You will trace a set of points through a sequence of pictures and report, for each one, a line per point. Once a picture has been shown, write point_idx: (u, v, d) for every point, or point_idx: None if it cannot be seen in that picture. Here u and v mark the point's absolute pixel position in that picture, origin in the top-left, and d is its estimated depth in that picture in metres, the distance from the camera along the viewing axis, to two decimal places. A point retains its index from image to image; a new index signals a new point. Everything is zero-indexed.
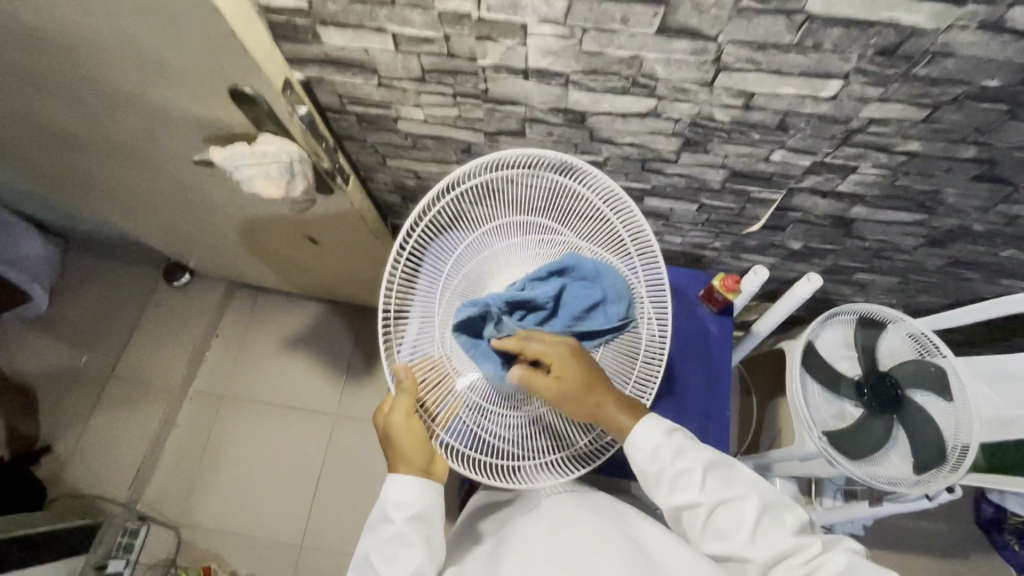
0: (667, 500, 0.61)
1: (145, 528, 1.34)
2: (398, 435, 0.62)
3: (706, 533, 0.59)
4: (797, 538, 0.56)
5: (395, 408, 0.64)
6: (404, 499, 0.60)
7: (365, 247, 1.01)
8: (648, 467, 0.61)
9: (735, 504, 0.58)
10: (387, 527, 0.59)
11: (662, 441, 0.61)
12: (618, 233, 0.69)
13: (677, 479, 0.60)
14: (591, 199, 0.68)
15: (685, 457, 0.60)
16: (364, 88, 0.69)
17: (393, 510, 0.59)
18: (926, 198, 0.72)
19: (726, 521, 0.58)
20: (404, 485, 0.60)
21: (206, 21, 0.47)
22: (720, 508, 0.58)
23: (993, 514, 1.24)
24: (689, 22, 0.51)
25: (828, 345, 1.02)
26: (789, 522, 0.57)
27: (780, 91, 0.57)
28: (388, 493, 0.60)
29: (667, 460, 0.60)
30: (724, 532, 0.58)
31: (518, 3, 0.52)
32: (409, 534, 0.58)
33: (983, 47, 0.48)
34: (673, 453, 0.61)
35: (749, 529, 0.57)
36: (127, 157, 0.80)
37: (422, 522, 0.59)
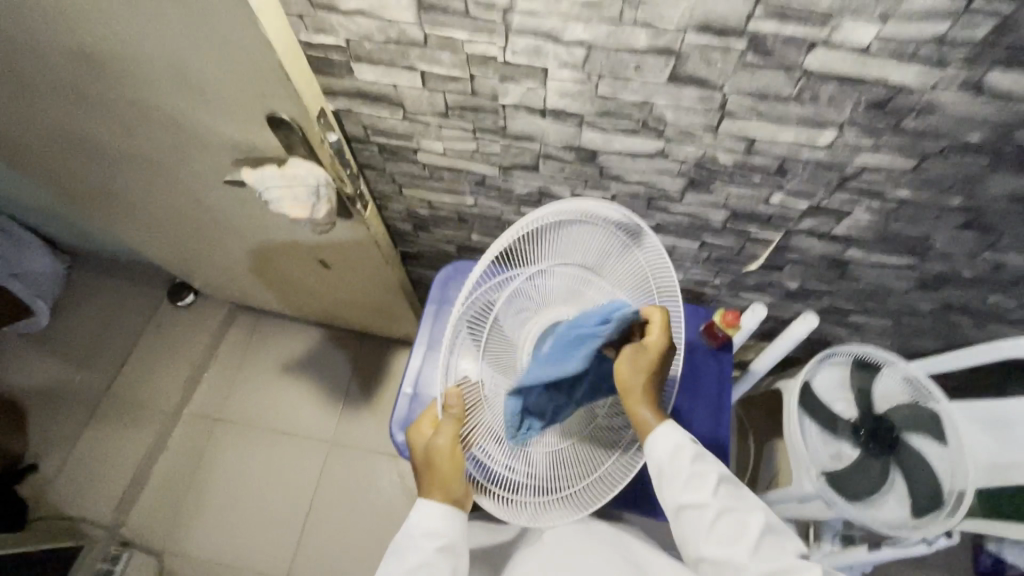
0: (674, 497, 0.61)
1: (126, 555, 1.28)
2: (440, 460, 0.61)
3: (707, 536, 0.59)
4: (798, 560, 0.56)
5: (440, 431, 0.62)
6: (436, 527, 0.62)
7: (375, 273, 1.03)
8: (663, 462, 0.61)
9: (741, 516, 0.58)
10: (416, 555, 0.60)
11: (686, 441, 0.62)
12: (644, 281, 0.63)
13: (692, 478, 0.60)
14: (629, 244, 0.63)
15: (701, 462, 0.61)
16: (389, 120, 0.73)
17: (424, 538, 0.61)
18: (917, 242, 0.75)
19: (728, 528, 0.58)
20: (437, 513, 0.62)
21: (255, 52, 0.51)
22: (725, 515, 0.59)
23: (992, 565, 1.23)
24: (697, 72, 0.55)
25: (825, 387, 1.04)
26: (790, 548, 0.57)
27: (780, 138, 0.61)
28: (421, 520, 0.62)
29: (683, 459, 0.61)
30: (725, 540, 0.58)
31: (541, 50, 0.56)
32: (438, 566, 0.60)
33: (965, 105, 0.53)
34: (694, 454, 0.61)
35: (751, 540, 0.57)
36: (153, 176, 0.83)
37: (451, 554, 0.61)
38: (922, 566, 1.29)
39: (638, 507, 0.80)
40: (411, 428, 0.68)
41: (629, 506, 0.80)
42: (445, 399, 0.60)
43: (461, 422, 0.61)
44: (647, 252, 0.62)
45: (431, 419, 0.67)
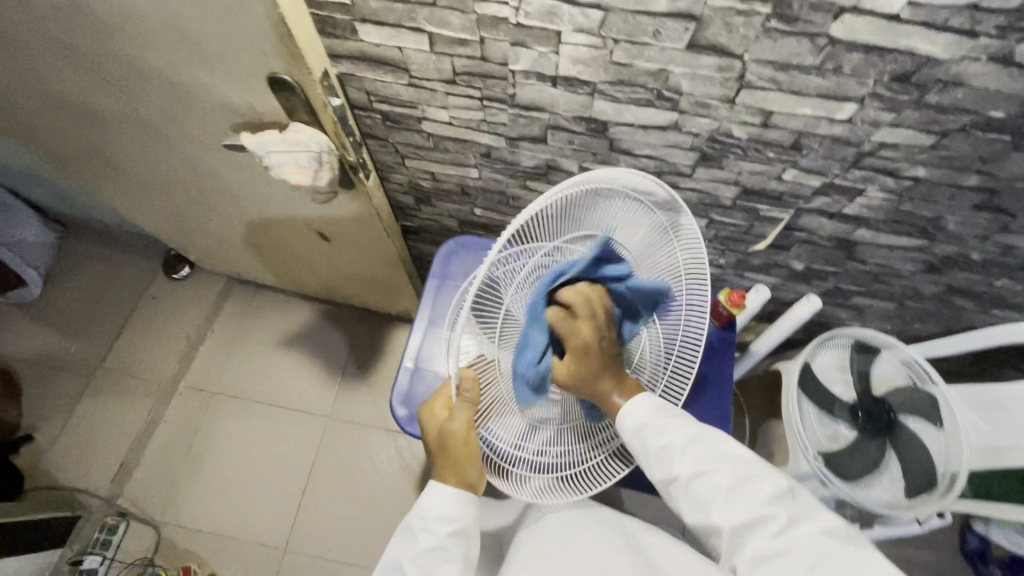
0: (652, 473, 0.61)
1: (124, 525, 1.30)
2: (454, 445, 0.60)
3: (685, 499, 0.59)
4: (769, 507, 0.56)
5: (453, 415, 0.60)
6: (448, 512, 0.60)
7: (375, 247, 1.01)
8: (635, 445, 0.60)
9: (712, 475, 0.58)
10: (428, 539, 0.60)
11: (647, 420, 0.58)
12: (674, 257, 0.62)
13: (662, 455, 0.59)
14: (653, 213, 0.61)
15: (669, 432, 0.59)
16: (393, 86, 0.70)
17: (436, 523, 0.60)
18: (928, 224, 0.75)
19: (701, 489, 0.58)
20: (450, 497, 0.61)
21: (258, 5, 0.49)
22: (698, 477, 0.58)
23: (978, 545, 1.25)
24: (718, 39, 0.53)
25: (824, 368, 1.03)
26: (763, 492, 0.57)
27: (798, 111, 0.60)
28: (433, 505, 0.61)
29: (653, 438, 0.59)
30: (702, 501, 0.58)
31: (556, 12, 0.54)
32: (450, 550, 0.60)
33: (992, 79, 0.51)
34: (657, 432, 0.59)
35: (723, 498, 0.57)
36: (148, 139, 0.80)
37: (463, 538, 0.61)
38: (911, 545, 1.32)
39: (642, 485, 0.80)
40: (423, 408, 0.66)
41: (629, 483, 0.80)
42: (459, 382, 0.58)
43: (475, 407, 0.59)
44: (677, 232, 0.61)
45: (443, 400, 0.65)
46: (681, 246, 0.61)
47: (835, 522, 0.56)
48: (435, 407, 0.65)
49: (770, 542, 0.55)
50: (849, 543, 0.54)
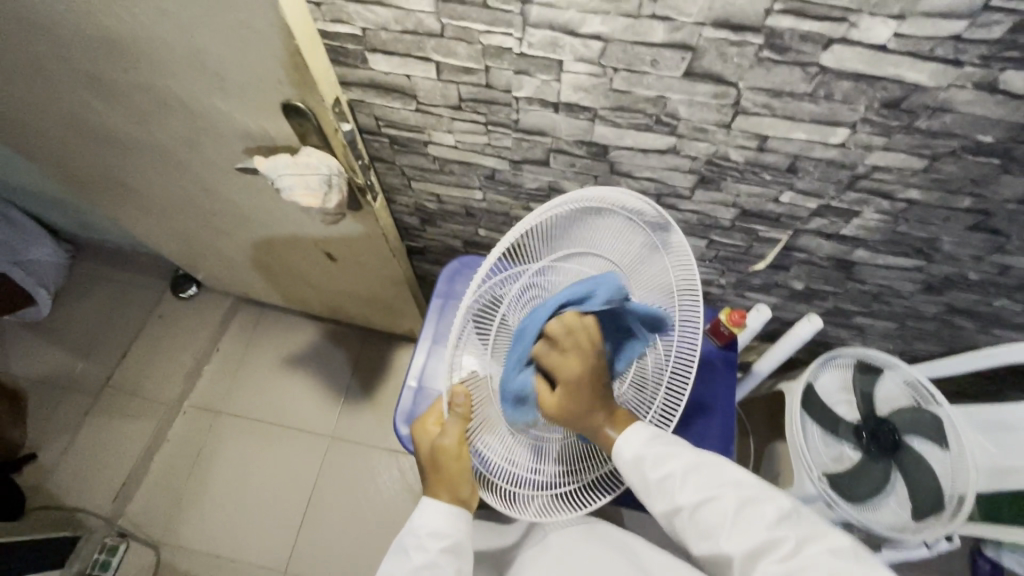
0: (656, 506, 0.60)
1: (125, 545, 1.29)
2: (446, 460, 0.61)
3: (693, 531, 0.58)
4: (776, 530, 0.54)
5: (446, 431, 0.61)
6: (441, 528, 0.61)
7: (380, 267, 1.03)
8: (634, 478, 0.60)
9: (715, 501, 0.57)
10: (420, 555, 0.59)
11: (641, 450, 0.59)
12: (666, 276, 0.64)
13: (663, 484, 0.59)
14: (646, 234, 0.63)
15: (666, 461, 0.59)
16: (400, 112, 0.73)
17: (429, 539, 0.60)
18: (924, 244, 0.76)
19: (707, 517, 0.57)
20: (442, 512, 0.61)
21: (276, 37, 0.52)
22: (702, 505, 0.57)
23: (989, 570, 1.23)
24: (713, 68, 0.55)
25: (828, 388, 1.03)
26: (768, 514, 0.55)
27: (792, 136, 0.62)
28: (426, 520, 0.61)
29: (651, 469, 0.59)
30: (708, 530, 0.57)
31: (558, 42, 0.57)
32: (443, 567, 0.59)
33: (979, 105, 0.53)
34: (654, 461, 0.59)
35: (728, 524, 0.56)
36: (163, 162, 0.83)
37: (456, 555, 0.61)
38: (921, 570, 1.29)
39: (645, 505, 0.80)
40: (416, 427, 0.68)
41: (632, 503, 0.80)
42: (450, 398, 0.59)
43: (467, 423, 0.61)
44: (670, 250, 0.63)
45: (435, 417, 0.67)
46: (673, 264, 0.63)
47: (846, 541, 0.54)
48: (428, 425, 0.66)
49: (778, 567, 0.52)
50: (862, 564, 0.52)
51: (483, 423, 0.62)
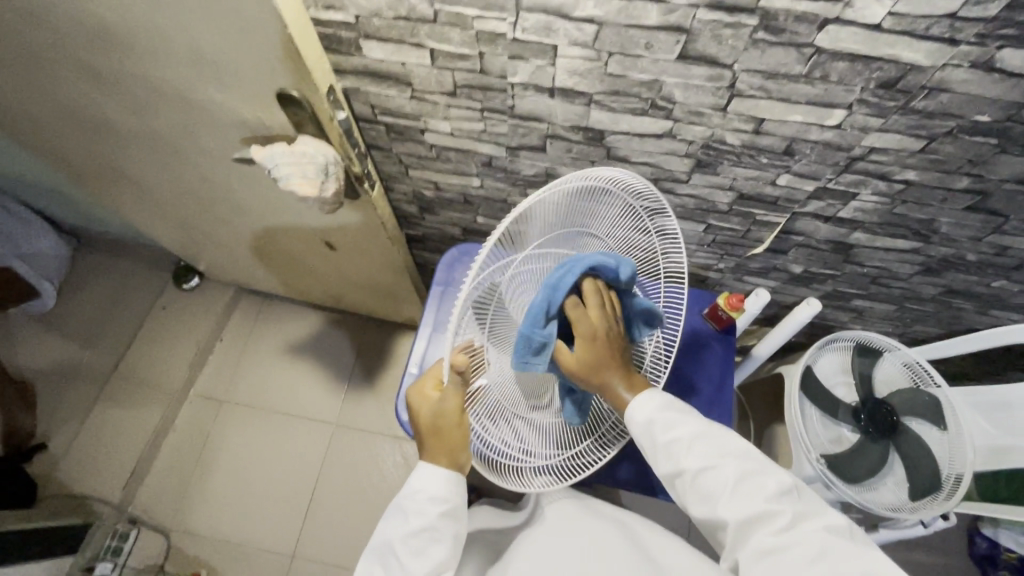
0: (660, 468, 0.61)
1: (135, 531, 1.31)
2: (448, 427, 0.60)
3: (693, 495, 0.59)
4: (775, 503, 0.55)
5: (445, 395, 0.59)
6: (440, 493, 0.61)
7: (379, 255, 1.04)
8: (643, 439, 0.61)
9: (720, 470, 0.57)
10: (419, 519, 0.60)
11: (654, 412, 0.60)
12: (654, 256, 0.66)
13: (670, 446, 0.60)
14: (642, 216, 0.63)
15: (676, 427, 0.60)
16: (396, 100, 0.73)
17: (426, 503, 0.60)
18: (921, 226, 0.76)
19: (708, 483, 0.58)
20: (440, 478, 0.61)
21: (268, 24, 0.51)
22: (706, 470, 0.58)
23: (987, 549, 1.25)
24: (708, 50, 0.55)
25: (827, 370, 1.04)
26: (769, 487, 0.56)
27: (788, 118, 0.62)
28: (425, 485, 0.61)
29: (661, 432, 0.60)
30: (709, 496, 0.57)
31: (552, 26, 0.56)
32: (441, 530, 0.61)
33: (976, 83, 0.53)
34: (665, 424, 0.60)
35: (728, 492, 0.56)
36: (161, 152, 0.83)
37: (453, 518, 0.62)
38: (918, 549, 1.31)
39: (642, 486, 0.81)
40: (411, 389, 0.64)
41: (629, 483, 0.82)
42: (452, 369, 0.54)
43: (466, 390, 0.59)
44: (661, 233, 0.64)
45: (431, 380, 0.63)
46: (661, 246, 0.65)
47: (838, 523, 0.56)
48: (424, 386, 0.63)
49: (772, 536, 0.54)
50: (849, 544, 0.54)
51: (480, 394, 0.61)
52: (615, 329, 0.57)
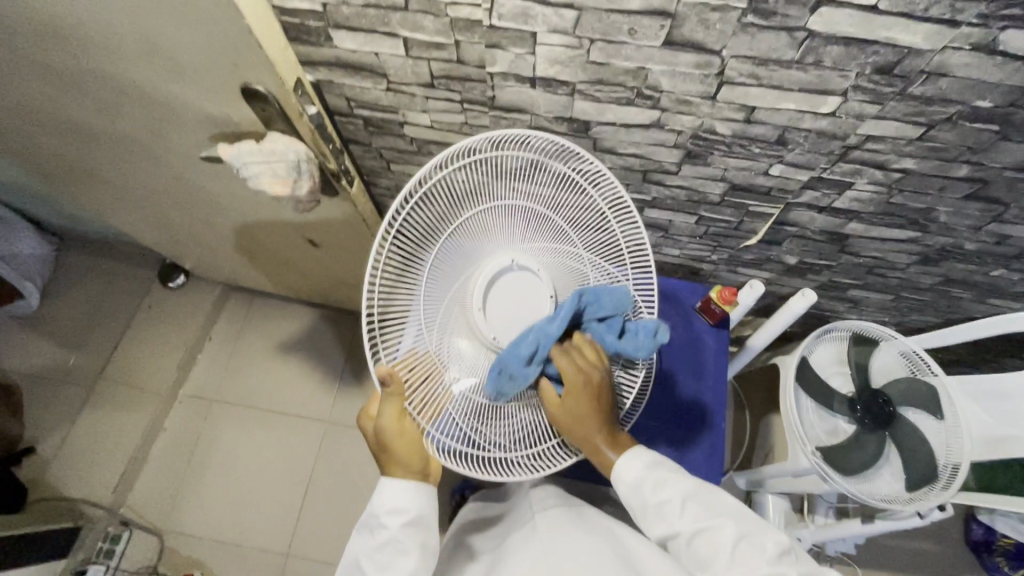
0: (653, 530, 0.60)
1: (127, 533, 1.31)
2: (391, 440, 0.60)
3: (689, 559, 0.58)
4: (776, 566, 0.54)
5: (383, 411, 0.61)
6: (400, 504, 0.60)
7: (363, 251, 1.01)
8: (632, 500, 0.60)
9: (715, 532, 0.56)
10: (381, 533, 0.60)
11: (642, 474, 0.60)
12: (616, 239, 0.64)
13: (660, 509, 0.59)
14: (597, 203, 0.63)
15: (665, 488, 0.60)
16: (372, 92, 0.70)
17: (388, 516, 0.60)
18: (919, 215, 0.73)
19: (703, 547, 0.56)
20: (400, 489, 0.60)
21: (225, 15, 0.48)
22: (700, 534, 0.57)
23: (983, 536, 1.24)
24: (695, 36, 0.52)
25: (823, 362, 1.02)
26: (768, 548, 0.55)
27: (780, 106, 0.59)
28: (385, 499, 0.60)
29: (649, 493, 0.59)
30: (705, 560, 0.56)
31: (529, 12, 0.53)
32: (405, 541, 0.59)
33: (977, 68, 0.50)
34: (653, 485, 0.60)
35: (725, 557, 0.55)
36: (130, 150, 0.80)
37: (419, 528, 0.60)
38: (914, 537, 1.31)
39: None
40: (360, 415, 0.66)
41: None
42: (377, 379, 0.59)
43: (404, 398, 0.61)
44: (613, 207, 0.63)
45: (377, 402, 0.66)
46: (619, 223, 0.63)
47: None
48: (369, 408, 0.65)
49: None
50: None
51: (438, 396, 0.61)
52: (606, 381, 0.58)
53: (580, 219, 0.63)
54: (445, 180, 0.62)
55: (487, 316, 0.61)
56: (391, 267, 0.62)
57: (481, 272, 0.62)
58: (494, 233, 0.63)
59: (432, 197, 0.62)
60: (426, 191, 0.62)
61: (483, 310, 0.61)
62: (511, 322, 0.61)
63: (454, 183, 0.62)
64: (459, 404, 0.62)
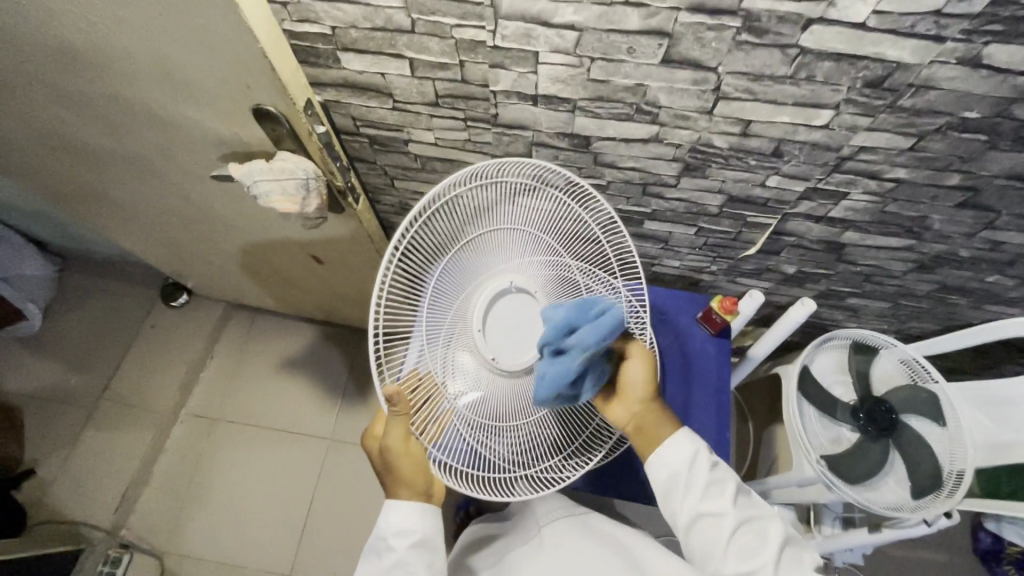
0: (693, 505, 0.60)
1: (127, 557, 1.29)
2: (395, 460, 0.61)
3: (727, 545, 0.58)
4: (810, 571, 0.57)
5: (388, 432, 0.61)
6: (406, 526, 0.60)
7: (367, 267, 1.02)
8: (683, 473, 0.61)
9: (760, 526, 0.59)
10: (389, 556, 0.60)
11: (702, 450, 0.62)
12: (605, 253, 0.65)
13: (711, 487, 0.60)
14: (587, 221, 0.64)
15: (721, 471, 0.62)
16: (378, 112, 0.72)
17: (395, 538, 0.60)
18: (914, 223, 0.75)
19: (745, 537, 0.58)
20: (405, 510, 0.61)
21: (240, 40, 0.50)
22: (746, 524, 0.59)
23: (990, 544, 1.24)
24: (692, 53, 0.54)
25: (823, 369, 1.03)
26: (803, 557, 0.59)
27: (775, 119, 0.61)
28: (391, 520, 0.61)
29: (704, 470, 0.61)
30: (748, 550, 0.57)
31: (531, 33, 0.55)
32: (413, 563, 0.59)
33: (963, 80, 0.52)
34: (710, 464, 0.62)
35: (775, 551, 0.57)
36: (139, 170, 0.81)
37: (426, 549, 0.61)
38: (921, 546, 1.30)
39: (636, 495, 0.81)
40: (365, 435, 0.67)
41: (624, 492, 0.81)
42: (384, 399, 0.60)
43: (410, 419, 0.61)
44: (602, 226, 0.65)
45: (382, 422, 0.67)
46: (609, 242, 0.65)
47: None
48: (373, 427, 0.66)
49: None
50: None
51: (439, 416, 0.62)
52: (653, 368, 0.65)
53: (574, 239, 0.65)
54: (450, 201, 0.63)
55: (486, 336, 0.62)
56: (395, 285, 0.62)
57: (481, 291, 0.64)
58: (494, 251, 0.65)
59: (436, 219, 0.64)
60: (431, 212, 0.63)
61: (482, 331, 0.62)
62: (509, 341, 0.62)
63: (460, 204, 0.64)
64: (460, 425, 0.62)
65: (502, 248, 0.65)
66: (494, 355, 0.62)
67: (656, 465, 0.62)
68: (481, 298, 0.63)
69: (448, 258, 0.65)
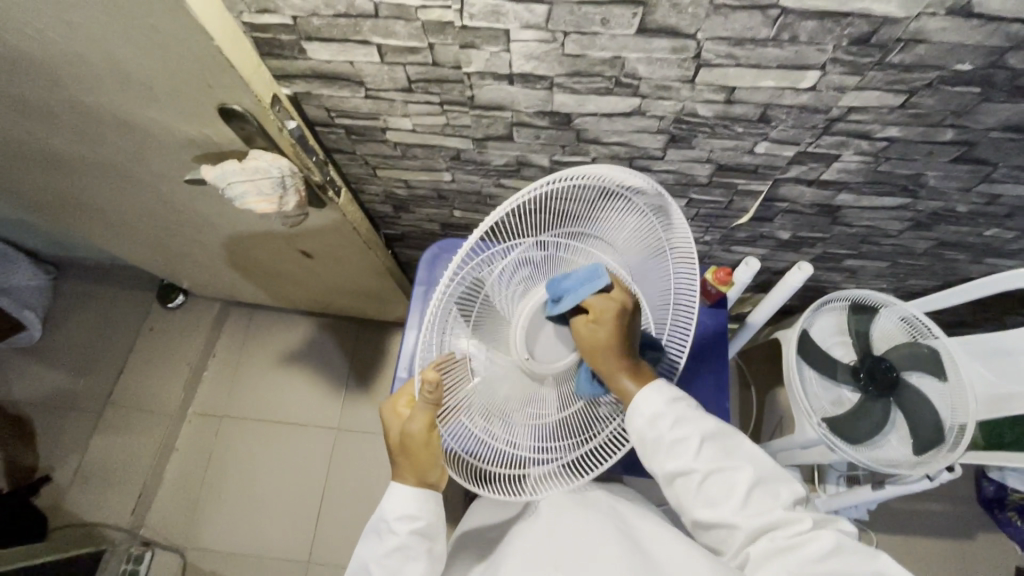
0: (662, 467, 0.61)
1: (149, 554, 1.33)
2: (414, 448, 0.58)
3: (697, 496, 0.60)
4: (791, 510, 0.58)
5: (413, 415, 0.58)
6: (409, 512, 0.60)
7: (357, 258, 1.01)
8: (648, 434, 0.61)
9: (730, 474, 0.59)
10: (391, 539, 0.60)
11: (663, 409, 0.60)
12: (658, 241, 0.64)
13: (674, 445, 0.60)
14: (648, 215, 0.62)
15: (683, 426, 0.60)
16: (351, 101, 0.69)
17: (397, 522, 0.60)
18: (908, 181, 0.73)
19: (715, 486, 0.59)
20: (409, 496, 0.60)
21: (193, 38, 0.48)
22: (714, 474, 0.59)
23: (994, 492, 1.25)
24: (668, 21, 0.52)
25: (823, 332, 1.02)
26: (783, 495, 0.59)
27: (760, 84, 0.58)
28: (394, 506, 0.60)
29: (666, 429, 0.60)
30: (716, 498, 0.59)
31: (500, 10, 0.53)
32: (415, 547, 0.60)
33: (953, 31, 0.50)
34: (673, 421, 0.60)
35: (740, 498, 0.58)
36: (114, 176, 0.79)
37: (427, 535, 0.61)
38: (927, 498, 1.32)
39: (638, 469, 0.81)
40: (384, 406, 0.64)
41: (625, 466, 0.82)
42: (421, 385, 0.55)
43: (437, 410, 0.58)
44: (662, 215, 0.62)
45: (405, 398, 0.63)
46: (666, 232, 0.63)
47: (846, 528, 0.59)
48: (394, 402, 0.63)
49: (787, 540, 0.56)
50: (861, 543, 0.56)
51: (457, 405, 0.60)
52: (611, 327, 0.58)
53: (634, 235, 0.63)
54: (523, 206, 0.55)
55: (527, 331, 0.59)
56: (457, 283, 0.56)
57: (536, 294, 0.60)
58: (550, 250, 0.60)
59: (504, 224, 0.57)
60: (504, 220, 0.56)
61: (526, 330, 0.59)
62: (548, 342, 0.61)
63: (531, 210, 0.57)
64: (472, 417, 0.61)
65: (559, 249, 0.61)
66: (529, 351, 0.59)
67: (627, 427, 0.63)
68: (533, 300, 0.59)
69: (506, 250, 0.59)
